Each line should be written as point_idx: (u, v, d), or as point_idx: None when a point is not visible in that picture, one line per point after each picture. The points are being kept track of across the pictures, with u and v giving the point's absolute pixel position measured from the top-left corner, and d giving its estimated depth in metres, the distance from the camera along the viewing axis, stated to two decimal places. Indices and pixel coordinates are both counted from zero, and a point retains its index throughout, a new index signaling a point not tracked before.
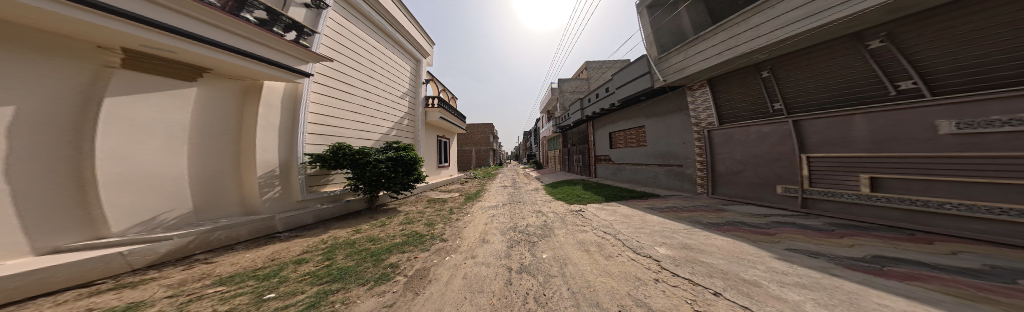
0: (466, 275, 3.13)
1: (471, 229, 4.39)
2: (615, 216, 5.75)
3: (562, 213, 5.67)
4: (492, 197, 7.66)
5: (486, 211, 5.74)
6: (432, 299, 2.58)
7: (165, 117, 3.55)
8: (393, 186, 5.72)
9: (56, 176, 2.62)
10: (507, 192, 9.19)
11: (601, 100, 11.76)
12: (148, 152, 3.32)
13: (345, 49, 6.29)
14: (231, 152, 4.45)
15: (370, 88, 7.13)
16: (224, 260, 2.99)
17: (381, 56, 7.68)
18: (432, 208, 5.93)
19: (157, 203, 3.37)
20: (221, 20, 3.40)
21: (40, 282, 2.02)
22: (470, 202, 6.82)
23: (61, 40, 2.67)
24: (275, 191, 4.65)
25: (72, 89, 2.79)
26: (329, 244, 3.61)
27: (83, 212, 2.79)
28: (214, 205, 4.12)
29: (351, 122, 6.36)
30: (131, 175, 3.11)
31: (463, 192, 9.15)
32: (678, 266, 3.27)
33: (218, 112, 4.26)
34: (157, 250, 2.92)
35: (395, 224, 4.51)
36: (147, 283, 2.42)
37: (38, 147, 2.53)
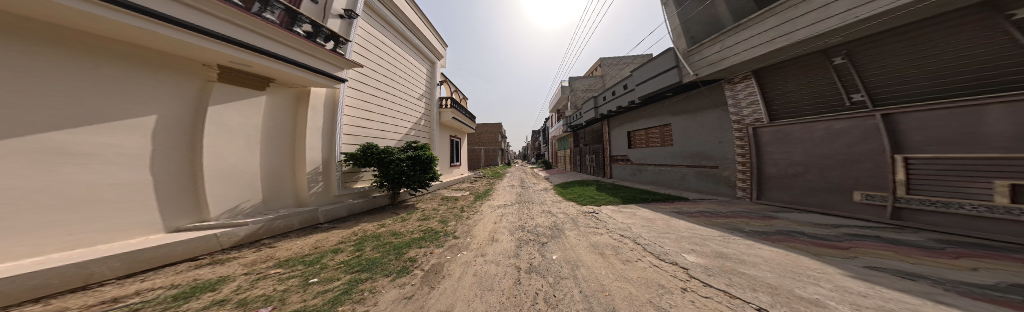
0: (476, 272, 3.28)
1: (482, 228, 4.55)
2: (633, 219, 5.43)
3: (574, 214, 5.55)
4: (501, 196, 7.82)
5: (496, 209, 5.89)
6: (445, 294, 2.76)
7: (247, 121, 4.49)
8: (412, 184, 6.20)
9: (175, 164, 3.58)
10: (516, 191, 9.27)
11: (618, 97, 11.30)
12: (234, 152, 4.23)
13: (372, 56, 7.07)
14: (289, 151, 5.30)
15: (392, 90, 7.91)
16: (281, 246, 3.59)
17: (399, 59, 8.41)
18: (445, 206, 6.31)
19: (237, 193, 4.22)
20: (280, 35, 4.23)
21: (152, 256, 2.75)
22: (480, 200, 7.07)
23: (182, 60, 3.70)
24: (318, 186, 5.40)
25: (187, 97, 3.79)
26: (359, 236, 4.07)
27: (191, 191, 3.72)
28: (276, 198, 4.94)
29: (377, 123, 7.14)
30: (221, 168, 3.98)
31: (472, 190, 9.50)
32: (710, 276, 2.97)
33: (283, 118, 5.19)
34: (237, 234, 3.64)
35: (414, 220, 4.90)
36: (229, 261, 3.03)
37: (168, 147, 3.53)
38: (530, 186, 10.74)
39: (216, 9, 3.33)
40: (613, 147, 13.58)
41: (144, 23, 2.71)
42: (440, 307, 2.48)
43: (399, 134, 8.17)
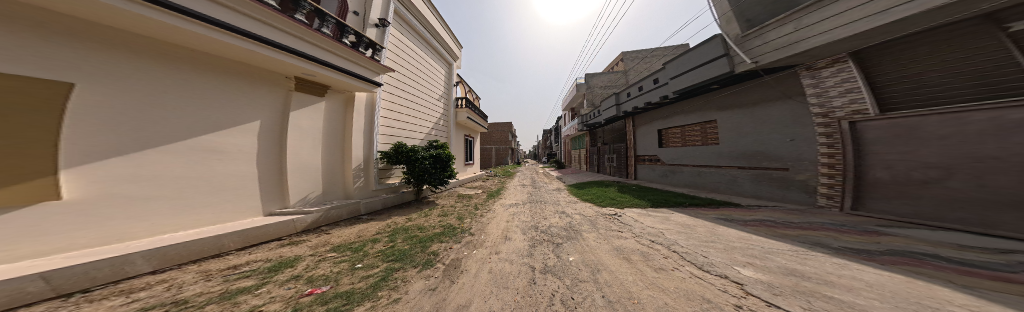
0: (491, 270, 3.39)
1: (495, 226, 4.73)
2: (664, 225, 4.80)
3: (591, 216, 5.28)
4: (513, 195, 7.95)
5: (509, 208, 5.99)
6: (465, 289, 2.96)
7: (312, 124, 5.44)
8: (434, 179, 6.79)
9: (266, 162, 4.62)
10: (527, 190, 9.26)
11: (647, 93, 10.39)
12: (305, 152, 5.24)
13: (400, 62, 8.05)
14: (340, 147, 6.14)
15: (414, 92, 8.79)
16: (334, 233, 4.39)
17: (420, 62, 9.24)
18: (461, 203, 6.75)
19: (305, 185, 5.19)
20: (333, 47, 5.00)
21: (255, 235, 3.71)
22: (493, 199, 7.29)
23: (273, 75, 4.71)
24: (360, 180, 6.30)
25: (275, 103, 4.79)
26: (392, 228, 4.69)
27: (277, 183, 4.77)
28: (332, 191, 5.87)
29: (404, 123, 8.13)
30: (296, 166, 5.00)
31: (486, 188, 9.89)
32: (778, 295, 2.40)
33: (337, 119, 6.06)
34: (305, 220, 4.54)
35: (435, 216, 5.36)
36: (300, 243, 3.87)
37: (262, 147, 4.56)
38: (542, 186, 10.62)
39: (288, 26, 4.17)
40: (639, 146, 12.36)
41: (231, 39, 3.47)
42: (460, 301, 2.69)
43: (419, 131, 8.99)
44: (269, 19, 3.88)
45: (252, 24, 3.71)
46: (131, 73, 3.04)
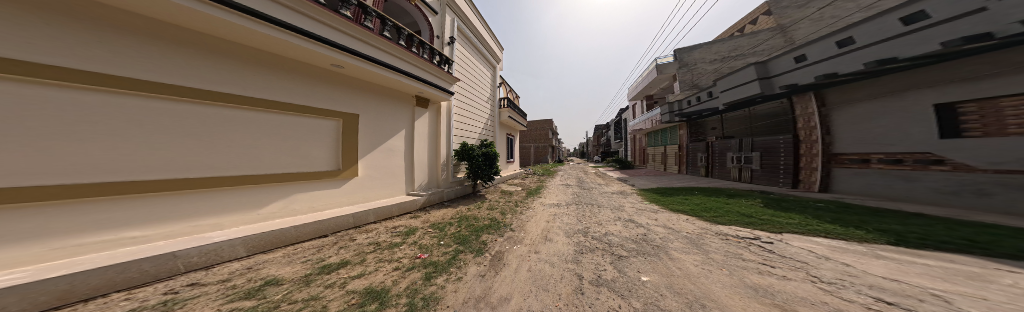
0: (531, 268, 2.88)
1: (534, 225, 4.49)
2: (887, 265, 2.31)
3: (681, 238, 3.52)
4: (553, 195, 7.19)
5: (552, 210, 5.38)
6: (507, 282, 2.46)
7: (421, 130, 6.10)
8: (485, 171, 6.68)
9: (399, 162, 5.55)
10: (572, 191, 8.03)
11: (915, 36, 4.87)
12: (420, 149, 6.05)
13: (465, 73, 7.34)
14: (433, 144, 6.57)
15: (477, 98, 8.27)
16: (432, 214, 5.18)
17: (479, 66, 8.39)
18: (504, 199, 6.58)
19: (421, 175, 6.09)
20: (431, 68, 5.36)
21: (402, 210, 5.06)
22: (532, 196, 6.94)
23: (400, 94, 5.54)
24: (445, 172, 6.77)
25: (401, 119, 5.57)
26: (462, 215, 5.05)
27: (408, 176, 5.79)
28: (433, 180, 6.48)
29: (471, 123, 7.88)
30: (417, 160, 5.94)
31: (529, 184, 9.72)
32: None
33: (436, 126, 6.61)
34: (417, 201, 5.45)
35: (487, 207, 5.77)
36: (420, 217, 4.94)
37: (397, 150, 5.52)
38: (592, 187, 8.96)
39: (403, 54, 4.63)
40: (838, 139, 6.84)
41: (364, 65, 3.97)
42: (502, 293, 2.17)
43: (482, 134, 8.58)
44: (391, 49, 4.40)
45: (387, 56, 4.38)
46: (318, 98, 4.04)
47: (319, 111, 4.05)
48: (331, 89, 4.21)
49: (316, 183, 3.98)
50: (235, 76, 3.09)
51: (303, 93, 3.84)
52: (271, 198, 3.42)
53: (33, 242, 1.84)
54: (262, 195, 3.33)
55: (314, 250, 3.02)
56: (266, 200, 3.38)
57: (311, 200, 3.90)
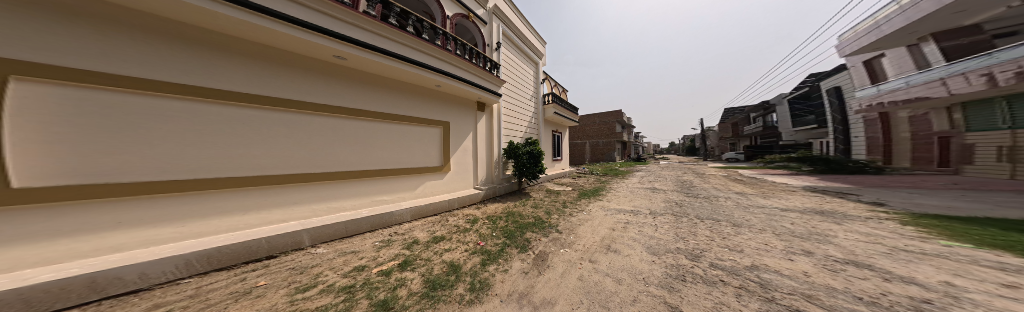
0: (581, 277, 2.44)
1: (588, 228, 3.97)
2: None
3: (837, 262, 2.18)
4: (613, 199, 6.08)
5: (612, 216, 4.57)
6: (549, 287, 2.21)
7: (480, 130, 5.96)
8: (529, 167, 6.13)
9: (463, 161, 5.54)
10: (639, 195, 6.55)
11: None
12: (480, 147, 5.90)
13: (510, 74, 7.31)
14: (490, 143, 6.29)
15: (524, 97, 8.13)
16: (487, 207, 5.10)
17: (524, 67, 8.30)
18: (550, 198, 6.12)
19: (482, 173, 5.97)
20: (480, 72, 5.23)
21: (470, 199, 5.21)
22: (586, 198, 6.20)
23: (461, 100, 5.53)
24: (499, 169, 6.49)
25: (462, 123, 5.54)
26: (511, 210, 4.81)
27: (471, 176, 5.71)
28: (489, 178, 6.20)
29: (518, 120, 7.56)
30: (478, 158, 5.82)
31: (588, 185, 8.64)
32: None
33: (493, 126, 6.35)
34: (477, 195, 5.46)
35: (534, 204, 5.53)
36: (479, 208, 4.95)
37: (461, 151, 5.52)
38: (677, 192, 6.94)
39: (457, 61, 4.62)
40: None
41: (419, 71, 3.98)
42: (545, 296, 2.01)
43: (530, 132, 8.37)
44: (446, 58, 4.45)
45: (443, 63, 4.43)
46: (393, 107, 4.28)
47: (413, 121, 4.60)
48: (403, 100, 4.44)
49: (427, 175, 4.79)
50: (335, 95, 3.53)
51: (382, 104, 4.12)
52: (401, 189, 4.31)
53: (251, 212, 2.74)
54: (386, 188, 4.11)
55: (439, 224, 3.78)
56: (395, 189, 4.22)
57: (429, 189, 4.80)
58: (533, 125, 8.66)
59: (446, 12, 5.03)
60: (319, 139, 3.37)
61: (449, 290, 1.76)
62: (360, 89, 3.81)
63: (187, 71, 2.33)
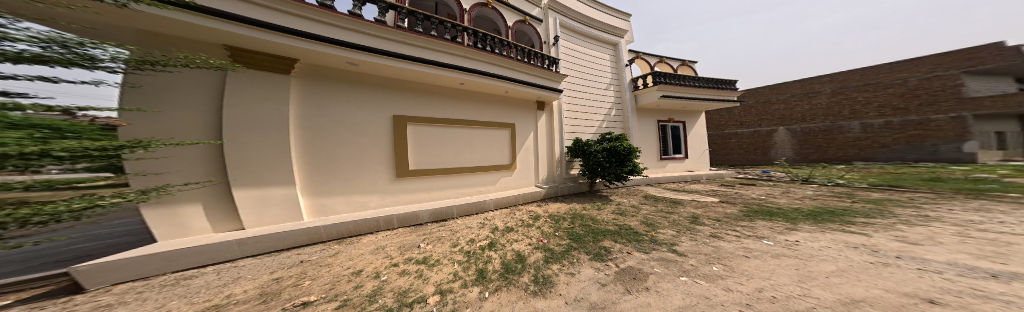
0: None
1: (763, 265, 1.97)
2: None
3: None
4: (845, 230, 2.72)
5: (831, 256, 2.03)
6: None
7: (540, 128, 5.34)
8: (608, 165, 4.55)
9: (526, 159, 5.10)
10: (969, 232, 2.47)
11: None
12: (538, 143, 5.28)
13: (575, 65, 6.21)
14: (550, 141, 5.52)
15: (599, 89, 6.61)
16: (548, 205, 4.34)
17: (598, 55, 6.82)
18: (655, 208, 3.91)
19: (542, 173, 5.29)
20: (545, 73, 4.79)
21: (530, 195, 4.61)
22: (748, 217, 3.35)
23: (524, 102, 5.16)
24: (560, 168, 5.51)
25: (522, 124, 5.10)
26: (578, 213, 3.59)
27: (528, 178, 5.12)
28: (550, 176, 5.43)
29: (588, 113, 6.22)
30: (536, 155, 5.23)
31: (772, 200, 4.54)
32: None
33: (551, 123, 5.51)
34: (538, 194, 4.75)
35: (615, 206, 4.06)
36: (539, 205, 4.33)
37: (521, 151, 5.05)
38: None
39: (523, 67, 4.44)
40: None
41: (492, 81, 4.01)
42: None
43: (609, 127, 6.63)
44: (515, 66, 4.33)
45: (512, 71, 4.33)
46: (467, 116, 4.36)
47: (482, 125, 4.52)
48: (473, 108, 4.45)
49: (501, 172, 4.74)
50: (426, 112, 3.97)
51: (458, 114, 4.28)
52: (479, 183, 4.46)
53: (378, 201, 3.50)
54: (476, 183, 4.42)
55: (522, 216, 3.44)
56: (469, 188, 4.33)
57: (501, 185, 4.73)
58: (614, 120, 6.80)
59: (508, 23, 5.13)
60: (450, 144, 4.14)
61: (516, 278, 1.71)
62: (443, 104, 4.12)
63: (366, 105, 3.46)
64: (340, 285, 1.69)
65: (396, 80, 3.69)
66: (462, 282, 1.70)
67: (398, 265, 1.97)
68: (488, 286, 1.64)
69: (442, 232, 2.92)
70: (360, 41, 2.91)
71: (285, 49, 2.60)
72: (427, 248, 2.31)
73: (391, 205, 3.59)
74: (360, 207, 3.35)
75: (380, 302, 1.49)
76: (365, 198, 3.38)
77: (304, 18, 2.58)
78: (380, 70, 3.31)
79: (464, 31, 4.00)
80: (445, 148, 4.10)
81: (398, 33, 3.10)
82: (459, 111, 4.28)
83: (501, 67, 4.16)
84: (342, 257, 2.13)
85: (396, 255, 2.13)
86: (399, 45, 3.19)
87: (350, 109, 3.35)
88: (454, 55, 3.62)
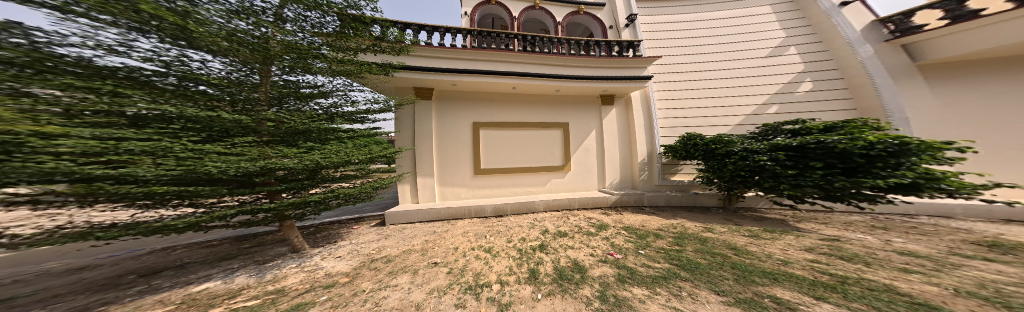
0: None
1: None
2: None
3: None
4: None
5: None
6: None
7: (611, 126, 4.72)
8: (782, 171, 2.95)
9: (592, 160, 4.69)
10: None
11: None
12: (610, 144, 4.73)
13: (664, 51, 5.47)
14: (626, 140, 4.80)
15: (716, 72, 5.25)
16: (622, 216, 3.54)
17: (710, 31, 5.48)
18: (950, 266, 1.67)
19: (612, 175, 4.69)
20: (625, 61, 4.08)
21: (595, 199, 4.07)
22: None
23: (589, 98, 4.72)
24: (644, 172, 4.61)
25: (588, 122, 4.70)
26: (672, 235, 2.61)
27: (597, 180, 4.72)
28: (622, 181, 4.71)
29: (692, 109, 5.00)
30: (608, 158, 4.67)
31: None
32: None
33: (626, 121, 4.82)
34: (607, 200, 4.10)
35: (781, 245, 2.20)
36: (610, 215, 3.62)
37: (587, 151, 4.68)
38: None
39: (599, 61, 4.00)
40: None
41: (569, 82, 3.83)
42: None
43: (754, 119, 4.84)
44: (590, 62, 3.98)
45: (589, 67, 3.97)
46: (542, 118, 4.42)
47: (545, 125, 4.42)
48: (546, 110, 4.47)
49: (553, 174, 4.48)
50: (511, 118, 4.24)
51: (535, 115, 4.39)
52: (534, 183, 4.38)
53: (462, 193, 4.01)
54: (527, 183, 4.34)
55: (581, 226, 3.01)
56: (528, 186, 4.34)
57: (552, 188, 4.46)
58: (780, 111, 4.91)
59: (557, 18, 5.26)
60: (520, 147, 4.28)
61: (574, 289, 1.57)
62: (523, 110, 4.31)
63: (467, 117, 4.01)
64: (448, 256, 2.36)
65: (488, 93, 4.11)
66: (516, 279, 1.79)
67: (484, 252, 2.34)
68: (542, 289, 1.60)
69: (499, 227, 3.22)
70: (467, 66, 3.42)
71: (421, 81, 3.37)
72: (492, 242, 2.60)
73: (469, 197, 4.06)
74: (455, 196, 3.98)
75: (460, 281, 1.83)
76: (457, 190, 3.97)
77: (436, 56, 3.32)
78: (478, 86, 3.70)
79: (514, 37, 4.02)
80: (514, 149, 4.26)
81: (484, 53, 3.47)
82: (530, 114, 4.34)
83: (567, 66, 3.88)
84: (434, 230, 3.09)
85: (471, 241, 2.62)
86: (495, 63, 3.55)
87: (456, 122, 3.96)
88: (526, 64, 3.67)
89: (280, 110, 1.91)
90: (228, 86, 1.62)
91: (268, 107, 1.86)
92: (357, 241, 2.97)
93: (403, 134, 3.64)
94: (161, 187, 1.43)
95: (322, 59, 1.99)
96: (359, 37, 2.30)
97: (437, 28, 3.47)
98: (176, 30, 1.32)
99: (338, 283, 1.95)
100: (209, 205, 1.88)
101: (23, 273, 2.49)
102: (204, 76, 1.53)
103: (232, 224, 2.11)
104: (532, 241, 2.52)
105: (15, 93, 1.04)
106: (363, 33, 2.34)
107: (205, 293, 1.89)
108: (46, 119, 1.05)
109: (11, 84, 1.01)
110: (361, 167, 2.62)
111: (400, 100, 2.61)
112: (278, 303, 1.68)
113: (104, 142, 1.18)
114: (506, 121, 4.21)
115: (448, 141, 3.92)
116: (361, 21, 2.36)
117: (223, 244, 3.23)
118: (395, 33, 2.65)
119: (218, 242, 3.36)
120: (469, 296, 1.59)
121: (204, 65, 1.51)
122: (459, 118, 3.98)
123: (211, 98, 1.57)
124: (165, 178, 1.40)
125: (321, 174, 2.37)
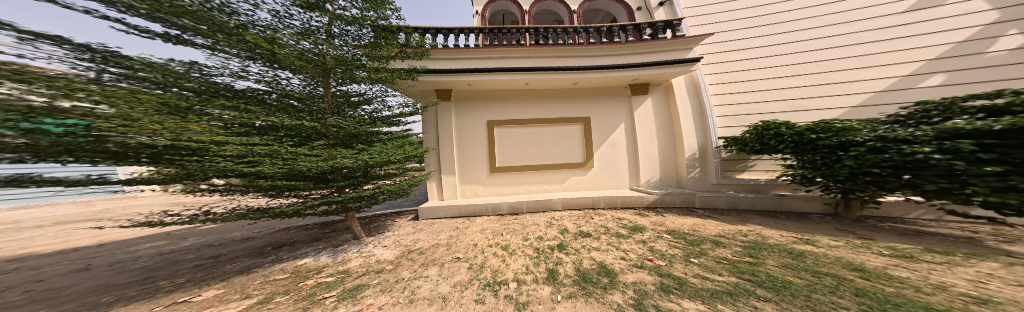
0: None
1: None
2: None
3: None
4: None
5: None
6: None
7: (647, 117, 4.19)
8: (968, 168, 1.96)
9: (623, 156, 4.24)
10: None
11: None
12: (648, 138, 4.19)
13: (716, 25, 4.55)
14: (669, 133, 4.19)
15: (798, 47, 4.17)
16: (667, 218, 3.01)
17: (782, 1, 4.47)
18: None
19: (651, 173, 4.15)
20: (660, 45, 3.61)
21: (630, 198, 3.60)
22: None
23: (618, 88, 4.26)
24: (695, 171, 3.96)
25: (617, 115, 4.26)
26: (740, 243, 2.07)
27: (633, 178, 4.22)
28: (664, 180, 4.13)
29: (760, 92, 4.07)
30: (646, 153, 4.16)
31: None
32: None
33: (667, 111, 4.22)
34: (645, 200, 3.58)
35: (963, 274, 1.39)
36: (651, 217, 3.12)
37: (616, 146, 4.24)
38: None
39: (625, 48, 3.65)
40: None
41: (591, 73, 3.55)
42: None
43: (866, 104, 3.77)
44: (615, 49, 3.66)
45: (614, 55, 3.67)
46: (563, 113, 4.20)
47: (565, 120, 4.18)
48: (567, 104, 4.23)
49: (574, 171, 4.19)
50: (529, 114, 4.16)
51: (554, 109, 4.20)
52: (553, 181, 4.17)
53: (480, 188, 4.12)
54: (545, 181, 4.16)
55: (614, 227, 2.68)
56: (550, 183, 4.16)
57: (574, 185, 4.17)
58: (908, 94, 3.67)
59: (572, 8, 5.13)
60: (540, 144, 4.16)
61: (604, 292, 1.33)
62: (541, 105, 4.19)
63: (484, 114, 4.12)
64: (473, 250, 2.38)
65: (502, 91, 4.14)
66: (533, 278, 1.62)
67: (506, 250, 2.23)
68: (563, 290, 1.41)
69: (516, 225, 3.13)
70: (481, 66, 3.55)
71: (439, 83, 3.58)
72: (510, 239, 2.52)
73: (488, 195, 4.13)
74: (473, 194, 4.12)
75: (479, 278, 1.76)
76: (475, 187, 4.10)
77: (454, 58, 3.55)
78: (493, 84, 3.76)
79: (524, 31, 4.01)
80: (529, 146, 4.15)
81: (495, 51, 3.57)
82: (549, 109, 4.18)
83: (587, 56, 3.66)
84: (462, 225, 3.24)
85: (489, 238, 2.58)
86: (508, 60, 3.60)
87: (474, 121, 4.10)
88: (539, 58, 3.61)
89: (339, 116, 2.39)
90: (305, 98, 2.14)
91: (331, 114, 2.33)
92: (398, 233, 3.34)
93: (429, 135, 3.99)
94: (272, 179, 1.93)
95: (366, 69, 2.43)
96: (389, 45, 2.65)
97: (452, 31, 3.80)
98: (269, 55, 1.89)
99: (385, 270, 2.17)
100: (305, 196, 2.43)
101: (221, 239, 3.78)
102: (287, 90, 2.06)
103: (318, 213, 2.63)
104: (552, 241, 2.33)
105: (201, 113, 1.62)
106: (391, 41, 2.67)
107: (304, 267, 2.41)
108: (215, 130, 1.60)
109: (198, 107, 1.59)
110: (398, 164, 2.97)
111: (425, 102, 2.94)
112: (345, 282, 1.97)
113: (246, 147, 1.72)
114: (523, 118, 4.16)
115: (467, 139, 4.11)
116: (388, 31, 2.70)
117: (316, 228, 4.16)
118: (416, 39, 2.91)
119: (312, 226, 4.33)
120: (488, 293, 1.52)
121: (289, 82, 2.07)
122: (476, 117, 4.12)
123: (295, 109, 2.10)
124: (277, 173, 1.89)
125: (366, 174, 2.73)
